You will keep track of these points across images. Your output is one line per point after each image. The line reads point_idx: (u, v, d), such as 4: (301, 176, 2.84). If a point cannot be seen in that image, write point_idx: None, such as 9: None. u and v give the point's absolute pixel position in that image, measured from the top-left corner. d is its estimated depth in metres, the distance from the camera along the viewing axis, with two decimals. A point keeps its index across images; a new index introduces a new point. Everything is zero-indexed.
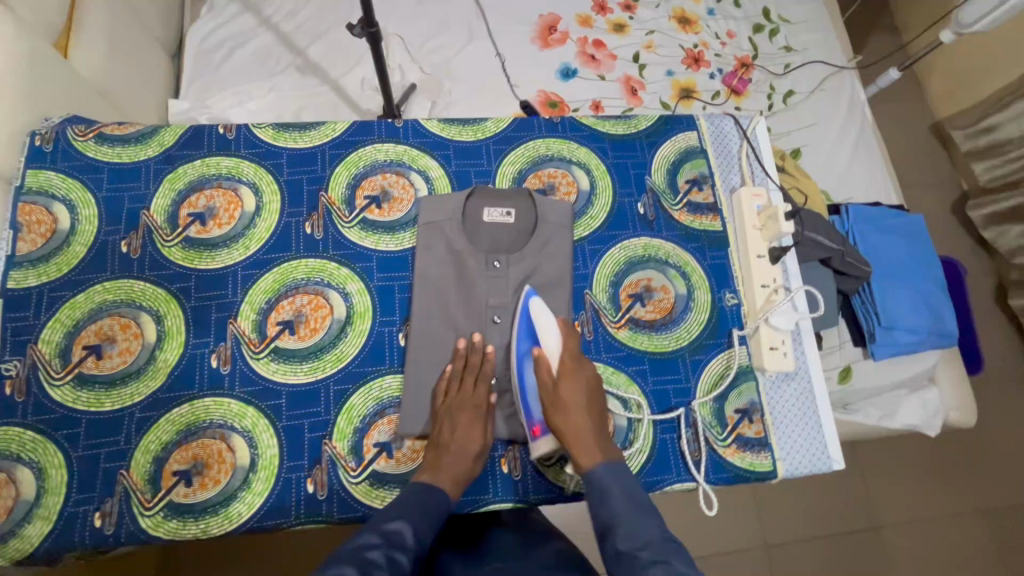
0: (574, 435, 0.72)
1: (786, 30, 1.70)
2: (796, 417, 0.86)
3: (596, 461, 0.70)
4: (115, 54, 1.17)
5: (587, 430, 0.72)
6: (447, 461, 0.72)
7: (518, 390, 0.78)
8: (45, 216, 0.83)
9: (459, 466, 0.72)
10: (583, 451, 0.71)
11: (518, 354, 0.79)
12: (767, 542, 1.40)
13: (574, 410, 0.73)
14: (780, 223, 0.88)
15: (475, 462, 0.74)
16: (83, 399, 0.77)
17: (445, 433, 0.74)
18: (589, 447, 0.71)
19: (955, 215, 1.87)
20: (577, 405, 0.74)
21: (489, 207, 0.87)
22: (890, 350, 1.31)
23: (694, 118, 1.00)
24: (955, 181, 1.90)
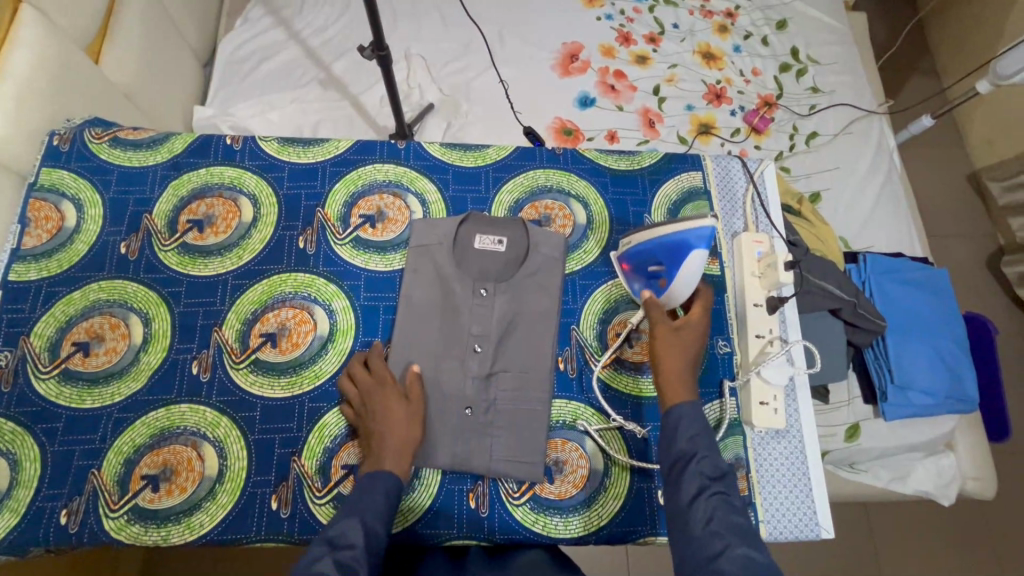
0: (672, 370, 0.70)
1: (814, 71, 1.67)
2: (785, 478, 0.82)
3: (684, 401, 0.68)
4: (146, 61, 1.22)
5: (686, 365, 0.71)
6: (382, 441, 0.70)
7: (641, 249, 0.81)
8: (53, 213, 0.86)
9: (394, 443, 0.70)
10: (675, 388, 0.69)
11: (654, 245, 0.79)
12: None
13: (682, 343, 0.72)
14: (779, 272, 0.85)
15: (408, 429, 0.72)
16: (66, 395, 0.78)
17: (372, 417, 0.73)
18: (682, 383, 0.69)
19: (990, 270, 1.78)
20: (688, 341, 0.73)
21: (479, 234, 0.86)
22: (902, 410, 1.24)
23: (700, 158, 0.98)
24: (991, 234, 1.81)
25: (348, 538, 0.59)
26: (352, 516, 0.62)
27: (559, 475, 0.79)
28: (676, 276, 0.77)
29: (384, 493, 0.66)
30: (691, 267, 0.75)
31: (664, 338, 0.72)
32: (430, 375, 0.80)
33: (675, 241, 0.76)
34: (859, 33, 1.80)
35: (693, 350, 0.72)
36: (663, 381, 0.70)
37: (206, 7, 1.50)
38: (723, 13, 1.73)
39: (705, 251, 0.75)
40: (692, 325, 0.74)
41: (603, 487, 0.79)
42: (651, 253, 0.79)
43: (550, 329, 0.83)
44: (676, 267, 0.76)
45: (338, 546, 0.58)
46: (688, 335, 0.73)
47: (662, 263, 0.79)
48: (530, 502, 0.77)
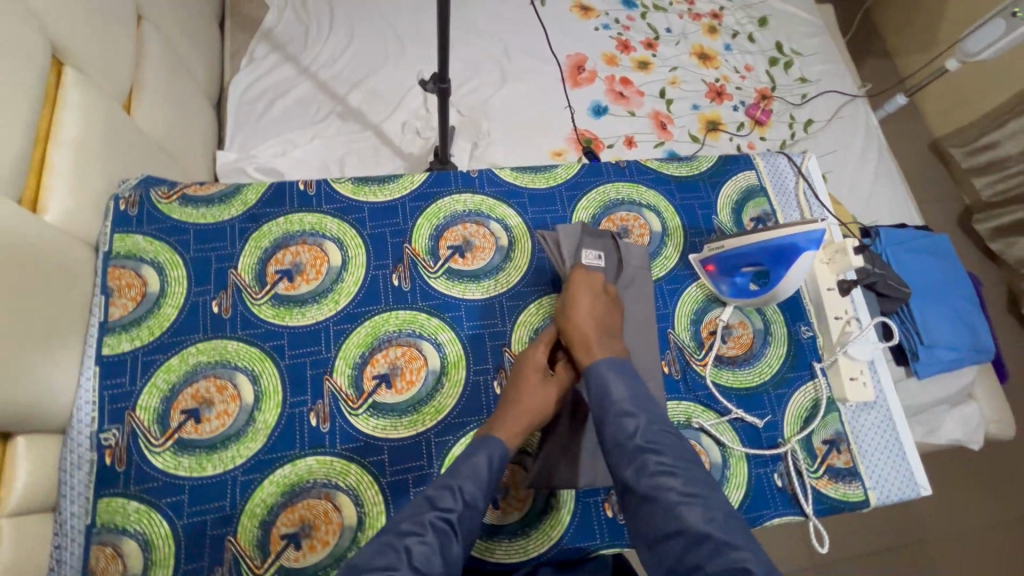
0: (578, 336, 0.76)
1: (799, 62, 1.78)
2: (881, 446, 0.88)
3: (596, 359, 0.73)
4: (171, 111, 1.18)
5: (589, 325, 0.76)
6: (513, 412, 0.74)
7: (736, 250, 0.86)
8: (135, 279, 0.83)
9: (520, 411, 0.74)
10: (585, 352, 0.74)
11: (753, 246, 0.84)
12: (814, 563, 1.40)
13: (576, 308, 0.78)
14: (850, 257, 0.91)
15: (530, 407, 0.75)
16: (185, 465, 0.76)
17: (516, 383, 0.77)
18: (590, 343, 0.75)
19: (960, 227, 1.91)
20: (581, 304, 0.78)
21: (583, 248, 0.87)
22: (933, 367, 1.34)
23: (751, 158, 1.05)
24: (957, 195, 1.94)
25: (445, 501, 0.64)
26: (455, 479, 0.66)
27: None
28: (784, 275, 0.83)
29: (488, 459, 0.68)
30: (799, 268, 0.82)
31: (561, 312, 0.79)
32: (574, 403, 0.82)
33: (781, 247, 0.82)
34: (831, 24, 1.92)
35: (585, 311, 0.78)
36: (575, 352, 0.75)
37: (210, 48, 1.46)
38: (709, 15, 1.81)
39: (813, 253, 0.81)
40: (586, 286, 0.81)
41: (726, 478, 0.83)
42: (747, 256, 0.86)
43: (651, 336, 0.87)
44: (784, 267, 0.83)
45: (436, 506, 0.64)
46: (578, 298, 0.79)
47: (761, 262, 0.86)
48: None
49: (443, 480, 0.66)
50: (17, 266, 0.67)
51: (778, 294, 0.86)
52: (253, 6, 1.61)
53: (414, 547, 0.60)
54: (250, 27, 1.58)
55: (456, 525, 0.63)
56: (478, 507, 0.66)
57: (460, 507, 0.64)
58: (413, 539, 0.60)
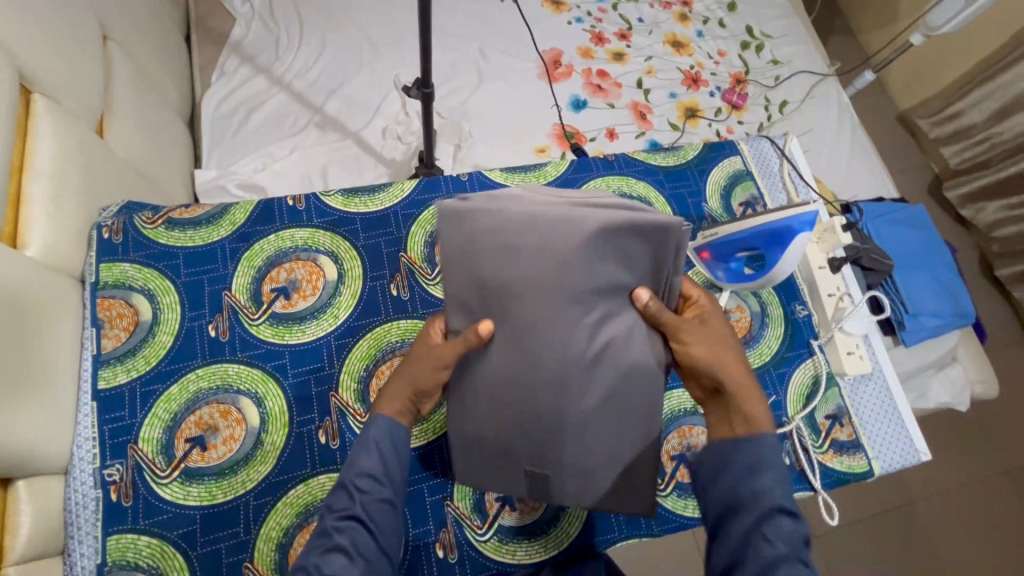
0: (728, 377, 0.65)
1: (770, 45, 1.81)
2: (880, 417, 0.91)
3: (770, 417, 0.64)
4: (143, 132, 1.15)
5: (737, 367, 0.66)
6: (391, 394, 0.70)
7: (733, 235, 0.86)
8: (125, 309, 0.81)
9: (402, 385, 0.70)
10: (749, 402, 0.64)
11: (753, 230, 0.84)
12: (816, 533, 1.44)
13: (721, 344, 0.67)
14: (839, 234, 0.94)
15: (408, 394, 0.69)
16: (194, 494, 0.74)
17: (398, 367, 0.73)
18: (752, 391, 0.64)
19: (931, 197, 1.94)
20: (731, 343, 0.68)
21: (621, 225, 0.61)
22: (919, 335, 1.38)
23: (734, 143, 1.06)
24: (926, 165, 1.97)
25: (341, 501, 0.63)
26: (343, 479, 0.64)
27: None
28: (779, 259, 0.84)
29: (376, 445, 0.66)
30: (795, 249, 0.83)
31: (708, 342, 0.66)
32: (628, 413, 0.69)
33: (774, 228, 0.83)
34: (797, 4, 1.95)
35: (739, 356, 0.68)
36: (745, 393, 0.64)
37: (179, 65, 1.42)
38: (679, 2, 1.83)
39: (808, 233, 0.82)
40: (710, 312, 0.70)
41: None
42: (740, 242, 0.87)
43: None
44: (780, 250, 0.84)
45: (334, 509, 0.63)
46: (716, 330, 0.68)
47: (757, 248, 0.87)
48: (676, 490, 0.82)
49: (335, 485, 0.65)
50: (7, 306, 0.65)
51: (776, 277, 0.87)
52: (219, 18, 1.57)
53: (325, 560, 0.59)
54: (217, 40, 1.54)
55: (362, 516, 0.62)
56: (383, 489, 0.64)
57: (357, 500, 0.63)
58: (323, 553, 0.60)
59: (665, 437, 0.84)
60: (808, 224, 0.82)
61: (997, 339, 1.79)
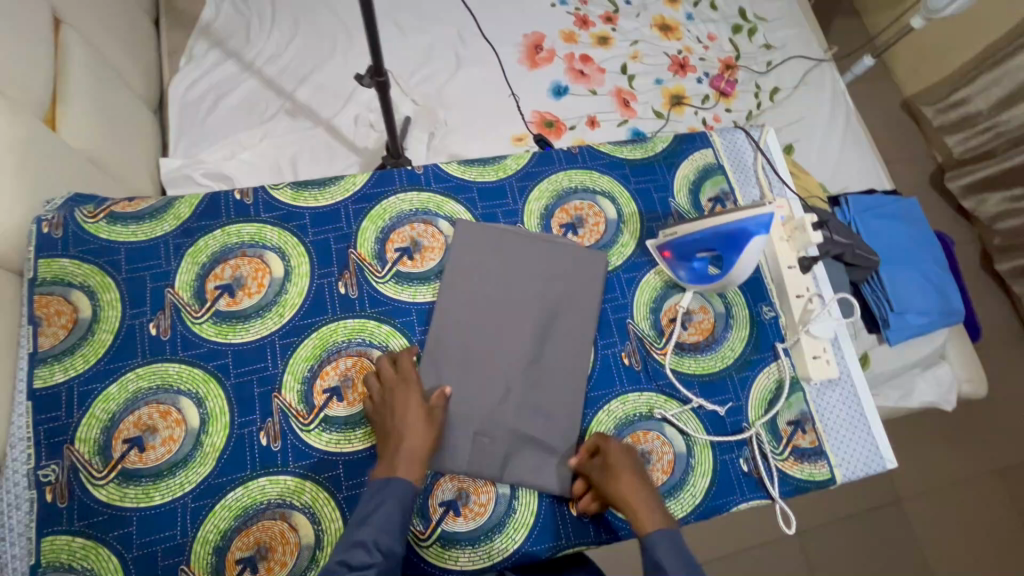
0: (628, 503, 0.72)
1: (763, 28, 1.73)
2: (846, 422, 0.87)
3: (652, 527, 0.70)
4: (103, 119, 1.11)
5: (638, 493, 0.72)
6: (410, 447, 0.72)
7: (694, 237, 0.84)
8: (64, 306, 0.79)
9: (419, 449, 0.73)
10: (640, 517, 0.71)
11: (712, 233, 0.82)
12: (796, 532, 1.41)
13: (626, 480, 0.73)
14: (809, 233, 0.88)
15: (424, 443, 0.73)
16: (131, 496, 0.73)
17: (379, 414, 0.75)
18: (646, 510, 0.71)
19: (934, 188, 1.85)
20: (622, 471, 0.74)
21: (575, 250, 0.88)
22: (904, 334, 1.27)
23: (707, 135, 1.01)
24: (928, 154, 1.88)
25: (359, 559, 0.64)
26: (364, 534, 0.66)
27: (647, 466, 0.81)
28: (739, 255, 0.80)
29: (399, 505, 0.69)
30: (751, 251, 0.79)
31: (608, 480, 0.73)
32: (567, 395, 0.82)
33: (731, 228, 0.80)
34: None
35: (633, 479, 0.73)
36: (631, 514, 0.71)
37: (145, 51, 1.38)
38: None
39: (764, 236, 0.78)
40: (614, 448, 0.76)
41: (690, 467, 0.82)
42: (698, 242, 0.84)
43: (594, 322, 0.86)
44: (735, 251, 0.80)
45: (354, 565, 0.64)
46: (621, 465, 0.74)
47: (714, 248, 0.83)
48: None
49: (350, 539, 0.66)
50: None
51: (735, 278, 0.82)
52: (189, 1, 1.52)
53: None
54: (187, 24, 1.50)
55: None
56: (398, 552, 0.67)
57: (381, 558, 0.65)
58: None
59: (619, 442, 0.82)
60: (764, 226, 0.78)
61: (996, 336, 1.72)
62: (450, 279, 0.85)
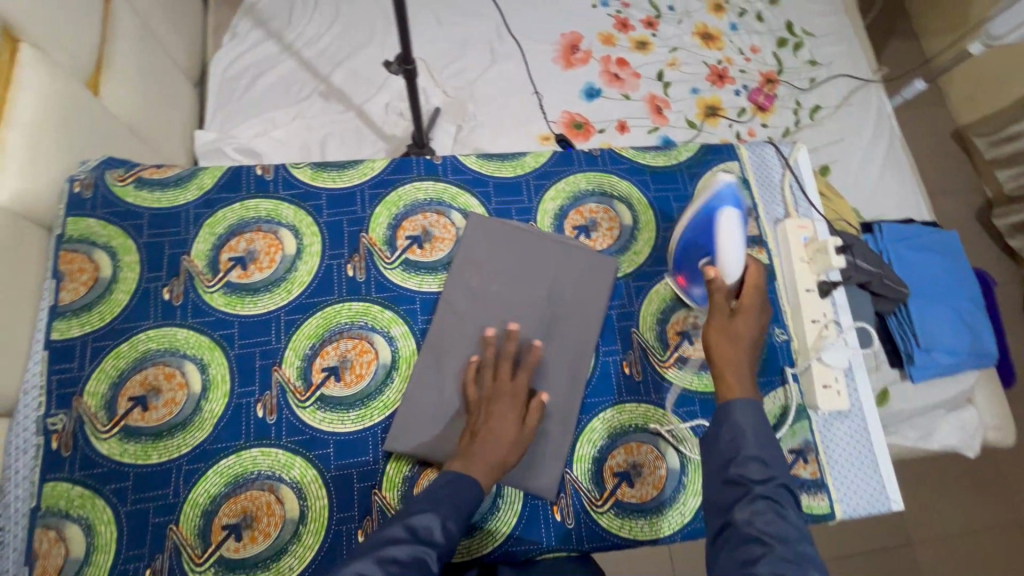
0: (729, 360, 0.71)
1: (810, 43, 1.67)
2: (851, 457, 0.84)
3: (737, 396, 0.69)
4: (144, 88, 1.14)
5: (743, 356, 0.72)
6: (478, 448, 0.71)
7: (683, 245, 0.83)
8: (87, 264, 0.83)
9: (492, 455, 0.71)
10: (734, 379, 0.70)
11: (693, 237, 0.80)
12: None
13: (738, 340, 0.73)
14: (830, 257, 0.86)
15: (508, 452, 0.71)
16: (130, 452, 0.76)
17: (486, 402, 0.75)
18: (741, 378, 0.70)
19: (980, 223, 1.76)
20: (743, 336, 0.73)
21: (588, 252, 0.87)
22: (930, 372, 1.21)
23: (734, 148, 0.99)
24: (978, 187, 1.79)
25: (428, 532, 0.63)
26: (433, 511, 0.64)
27: (638, 479, 0.80)
28: (710, 255, 0.77)
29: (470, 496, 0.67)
30: (727, 233, 0.73)
31: (721, 334, 0.73)
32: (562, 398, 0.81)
33: (702, 226, 0.78)
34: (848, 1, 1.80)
35: (748, 345, 0.73)
36: (722, 373, 0.71)
37: (191, 26, 1.43)
38: None
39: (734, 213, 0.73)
40: (755, 310, 0.75)
41: (682, 484, 0.80)
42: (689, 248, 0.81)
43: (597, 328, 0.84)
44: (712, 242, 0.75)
45: (421, 539, 0.62)
46: (745, 329, 0.73)
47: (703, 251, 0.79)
48: (614, 508, 0.78)
49: (421, 509, 0.64)
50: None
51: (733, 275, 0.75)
52: None
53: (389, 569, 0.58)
54: (233, 3, 1.54)
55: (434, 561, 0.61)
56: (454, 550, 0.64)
57: (444, 542, 0.63)
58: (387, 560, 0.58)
59: (611, 452, 0.81)
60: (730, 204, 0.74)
61: None
62: (457, 271, 0.85)
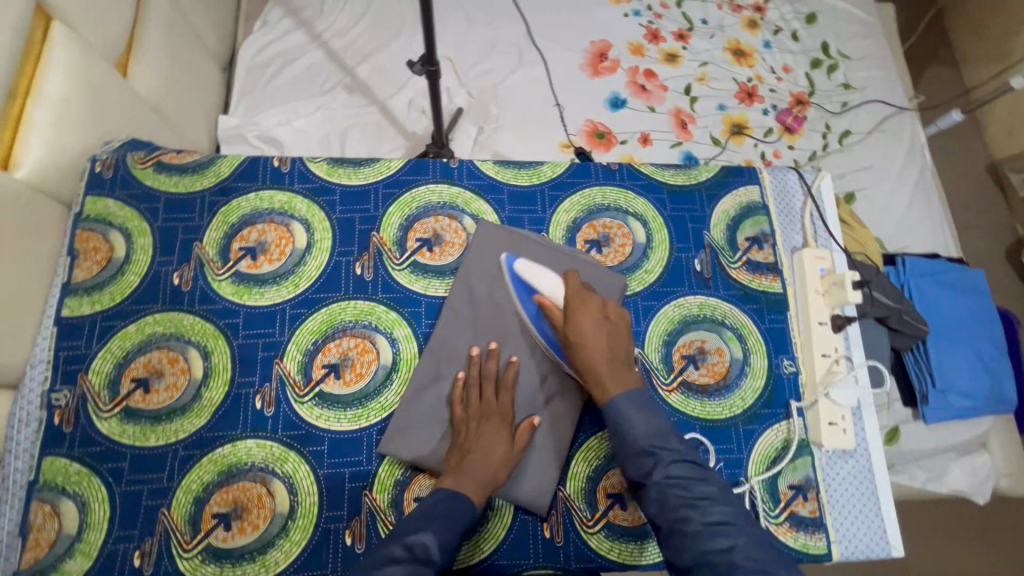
0: (592, 367, 0.71)
1: (845, 65, 1.63)
2: (854, 498, 0.82)
3: (614, 395, 0.70)
4: (172, 72, 1.16)
5: (602, 353, 0.72)
6: (466, 467, 0.71)
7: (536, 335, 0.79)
8: (102, 243, 0.84)
9: (479, 472, 0.71)
10: (603, 381, 0.71)
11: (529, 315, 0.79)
12: None
13: (587, 347, 0.72)
14: (846, 291, 0.85)
15: (497, 469, 0.72)
16: (129, 433, 0.76)
17: (477, 417, 0.75)
18: (608, 376, 0.71)
19: (1009, 263, 1.70)
20: (585, 339, 0.72)
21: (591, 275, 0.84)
22: (943, 415, 1.17)
23: (757, 172, 0.97)
24: (1009, 224, 1.73)
25: (424, 549, 0.63)
26: (429, 530, 0.65)
27: (631, 502, 0.78)
28: (536, 289, 0.78)
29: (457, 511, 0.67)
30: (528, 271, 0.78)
31: (577, 349, 0.72)
32: (559, 414, 0.80)
33: (518, 276, 0.80)
34: (889, 25, 1.75)
35: (598, 343, 0.72)
36: (594, 384, 0.72)
37: (224, 11, 1.44)
38: (752, 7, 1.68)
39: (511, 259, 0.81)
40: (589, 305, 0.74)
41: None
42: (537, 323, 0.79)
43: None
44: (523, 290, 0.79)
45: (418, 558, 0.62)
46: (584, 331, 0.72)
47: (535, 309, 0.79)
48: (604, 530, 0.77)
49: (416, 529, 0.65)
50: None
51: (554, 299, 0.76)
52: None
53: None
54: None
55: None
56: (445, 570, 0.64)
57: (439, 560, 0.64)
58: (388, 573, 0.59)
59: (606, 473, 0.79)
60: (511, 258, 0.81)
61: None
62: (464, 278, 0.85)
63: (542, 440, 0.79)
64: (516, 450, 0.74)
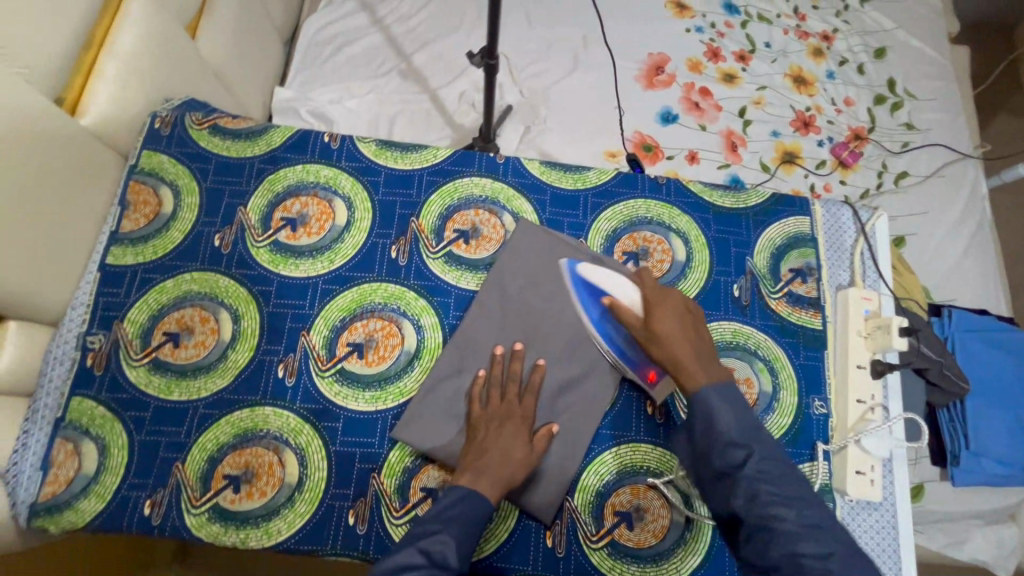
0: (674, 357, 0.70)
1: (911, 105, 1.57)
2: (873, 554, 0.78)
3: (702, 384, 0.67)
4: (237, 40, 1.19)
5: (686, 345, 0.70)
6: (482, 463, 0.70)
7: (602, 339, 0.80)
8: (151, 198, 0.86)
9: (494, 471, 0.70)
10: (689, 372, 0.68)
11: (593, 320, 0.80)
12: None
13: (672, 336, 0.70)
14: (892, 337, 0.81)
15: (513, 471, 0.71)
16: (154, 384, 0.78)
17: (495, 416, 0.74)
18: (694, 367, 0.69)
19: None
20: (667, 329, 0.71)
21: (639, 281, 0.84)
22: (972, 479, 1.10)
23: (809, 203, 0.93)
24: None
25: (439, 553, 0.63)
26: (446, 532, 0.65)
27: (638, 523, 0.76)
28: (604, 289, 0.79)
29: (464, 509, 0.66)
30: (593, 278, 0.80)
31: (660, 342, 0.71)
32: (576, 425, 0.79)
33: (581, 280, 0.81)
34: (962, 68, 1.68)
35: (681, 333, 0.71)
36: (677, 376, 0.69)
37: None
38: (819, 35, 1.63)
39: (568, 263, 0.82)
40: (668, 300, 0.74)
41: (683, 540, 0.76)
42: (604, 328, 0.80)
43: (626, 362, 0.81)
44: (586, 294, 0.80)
45: (436, 564, 0.62)
46: (665, 322, 0.71)
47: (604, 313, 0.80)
48: (608, 547, 0.75)
49: (433, 531, 0.65)
50: (8, 167, 0.67)
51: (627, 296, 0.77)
52: None
53: None
54: None
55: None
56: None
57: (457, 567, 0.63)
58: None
59: (615, 490, 0.78)
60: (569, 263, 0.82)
61: None
62: (497, 274, 0.84)
63: (557, 448, 0.77)
64: (533, 454, 0.73)
